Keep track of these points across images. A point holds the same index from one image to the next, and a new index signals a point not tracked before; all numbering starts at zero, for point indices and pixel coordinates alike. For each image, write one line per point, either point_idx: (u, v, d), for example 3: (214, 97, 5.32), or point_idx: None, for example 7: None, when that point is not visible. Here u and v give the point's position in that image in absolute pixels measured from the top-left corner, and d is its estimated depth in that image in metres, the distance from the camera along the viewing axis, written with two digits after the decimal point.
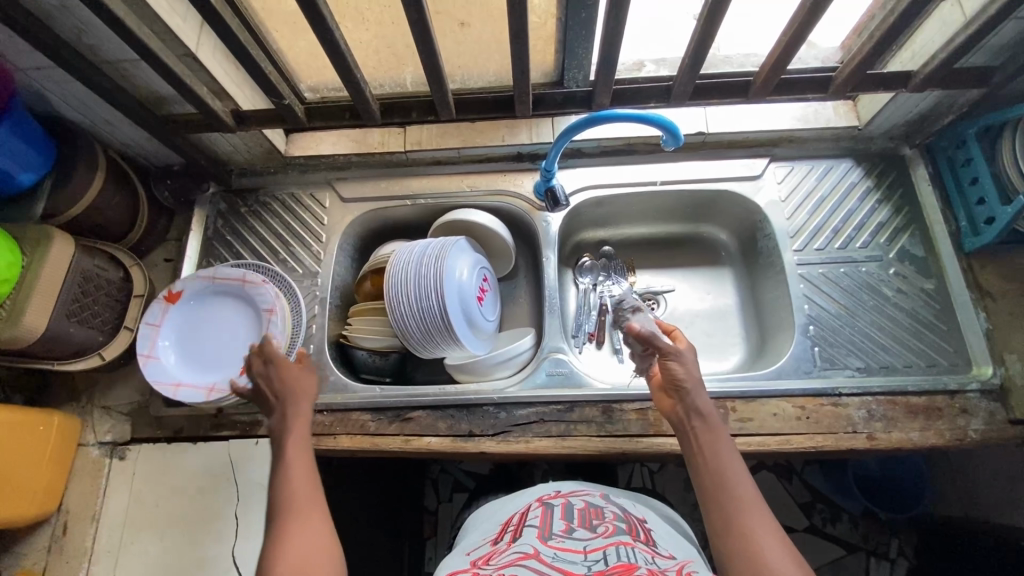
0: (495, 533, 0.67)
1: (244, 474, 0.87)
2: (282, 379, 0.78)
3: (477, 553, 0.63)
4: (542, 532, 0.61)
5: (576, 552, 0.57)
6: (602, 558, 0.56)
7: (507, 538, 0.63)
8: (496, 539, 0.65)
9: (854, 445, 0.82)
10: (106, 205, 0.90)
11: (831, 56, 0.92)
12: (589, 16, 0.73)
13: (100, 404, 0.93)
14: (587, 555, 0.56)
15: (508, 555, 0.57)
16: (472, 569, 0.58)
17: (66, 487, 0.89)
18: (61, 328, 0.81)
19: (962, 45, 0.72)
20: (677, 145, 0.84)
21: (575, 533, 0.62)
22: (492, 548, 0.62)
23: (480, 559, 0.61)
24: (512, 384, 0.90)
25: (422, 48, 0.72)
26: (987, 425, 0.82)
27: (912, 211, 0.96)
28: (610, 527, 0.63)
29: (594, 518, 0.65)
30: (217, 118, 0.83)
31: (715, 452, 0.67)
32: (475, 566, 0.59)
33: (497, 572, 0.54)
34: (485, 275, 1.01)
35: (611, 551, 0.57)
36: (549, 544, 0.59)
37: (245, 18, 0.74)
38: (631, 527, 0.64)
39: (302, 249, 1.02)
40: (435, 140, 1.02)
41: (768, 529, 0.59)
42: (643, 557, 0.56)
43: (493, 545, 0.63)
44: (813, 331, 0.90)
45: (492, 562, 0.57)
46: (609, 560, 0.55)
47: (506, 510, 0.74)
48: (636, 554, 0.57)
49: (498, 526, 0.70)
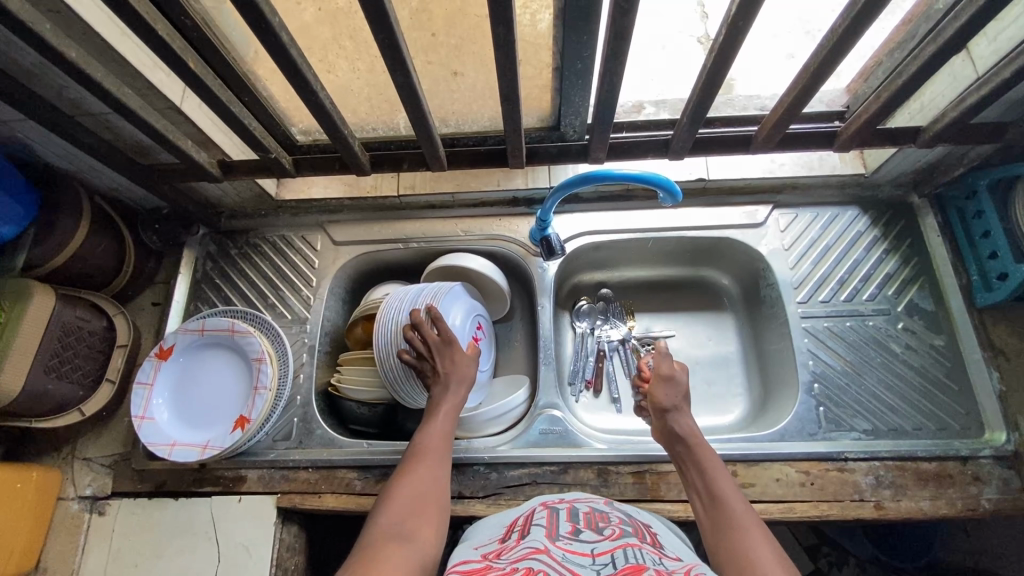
0: (501, 533, 0.60)
1: (225, 533, 0.84)
2: (451, 360, 0.80)
3: (485, 549, 0.55)
4: (550, 531, 0.54)
5: (584, 555, 0.49)
6: (611, 561, 0.47)
7: (515, 536, 0.56)
8: (503, 538, 0.57)
9: (861, 515, 0.78)
10: (91, 252, 0.88)
11: (836, 99, 0.87)
12: (586, 68, 0.68)
13: (82, 455, 0.92)
14: (595, 558, 0.48)
15: (519, 550, 0.50)
16: (483, 562, 0.50)
17: (44, 544, 0.86)
18: (38, 385, 0.79)
19: (974, 105, 0.70)
20: (675, 202, 0.82)
21: (581, 535, 0.54)
22: (500, 545, 0.55)
23: (490, 554, 0.53)
24: (503, 442, 0.87)
25: (410, 105, 0.70)
26: (1002, 495, 0.78)
27: (921, 263, 0.92)
28: (617, 530, 0.56)
29: (600, 521, 0.58)
30: (203, 169, 0.81)
31: (701, 457, 0.70)
32: (484, 560, 0.51)
33: (509, 565, 0.46)
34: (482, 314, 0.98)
35: (619, 554, 0.49)
36: (558, 544, 0.51)
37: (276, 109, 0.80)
38: (638, 531, 0.58)
39: (293, 295, 1.00)
40: (429, 184, 1.00)
41: (758, 537, 0.57)
42: (652, 559, 0.49)
43: (499, 543, 0.56)
44: (818, 390, 0.87)
45: (503, 556, 0.49)
46: (618, 563, 0.47)
47: (510, 515, 0.66)
48: (644, 556, 0.50)
49: (501, 527, 0.62)
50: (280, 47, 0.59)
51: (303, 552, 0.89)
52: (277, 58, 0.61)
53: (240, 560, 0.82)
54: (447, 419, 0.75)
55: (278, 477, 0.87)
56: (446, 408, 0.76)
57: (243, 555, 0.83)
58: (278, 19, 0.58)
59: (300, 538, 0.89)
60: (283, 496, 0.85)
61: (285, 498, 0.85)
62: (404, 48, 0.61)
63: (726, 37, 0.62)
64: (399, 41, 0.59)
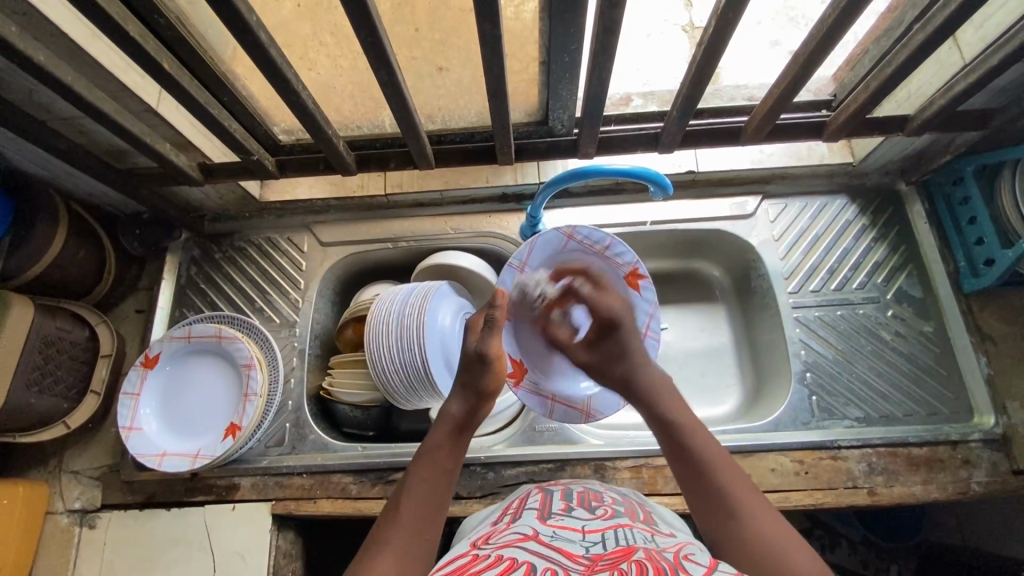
0: (495, 517, 0.59)
1: (219, 540, 0.83)
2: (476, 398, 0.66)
3: (475, 536, 0.54)
4: (541, 512, 0.54)
5: (574, 531, 0.49)
6: (601, 540, 0.47)
7: (506, 519, 0.55)
8: (494, 521, 0.57)
9: (855, 501, 0.79)
10: (70, 260, 0.86)
11: (823, 88, 0.88)
12: (573, 60, 0.66)
13: (69, 469, 0.90)
14: (585, 535, 0.48)
15: (506, 536, 0.48)
16: (469, 551, 0.48)
17: (34, 559, 0.84)
18: (20, 400, 0.77)
19: (962, 92, 0.70)
20: (666, 196, 0.81)
21: (573, 512, 0.54)
22: (491, 530, 0.54)
23: (479, 539, 0.52)
24: (499, 443, 0.87)
25: (395, 103, 0.68)
26: (991, 477, 0.80)
27: (909, 250, 0.93)
28: (609, 510, 0.55)
29: (594, 501, 0.58)
30: (183, 172, 0.79)
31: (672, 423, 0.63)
32: (472, 546, 0.50)
33: (493, 552, 0.45)
34: (505, 278, 0.85)
35: (610, 534, 0.48)
36: (548, 523, 0.51)
37: (239, 92, 0.72)
38: (631, 509, 0.57)
39: (280, 298, 0.98)
40: (417, 183, 0.99)
41: (761, 510, 0.53)
42: (642, 538, 0.48)
43: (491, 527, 0.55)
44: (810, 379, 0.88)
45: (489, 543, 0.48)
46: (608, 543, 0.46)
47: (504, 501, 0.66)
48: (636, 536, 0.49)
49: (497, 511, 0.62)
50: (259, 47, 0.57)
51: (296, 555, 0.88)
52: (256, 59, 0.59)
53: (235, 568, 0.81)
54: (428, 472, 0.59)
55: (272, 483, 0.86)
56: (438, 461, 0.60)
57: (239, 563, 0.81)
58: (256, 17, 0.56)
59: (295, 543, 0.88)
60: (278, 503, 0.84)
61: (279, 504, 0.84)
62: (388, 46, 0.59)
63: (715, 31, 0.61)
64: (382, 40, 0.58)
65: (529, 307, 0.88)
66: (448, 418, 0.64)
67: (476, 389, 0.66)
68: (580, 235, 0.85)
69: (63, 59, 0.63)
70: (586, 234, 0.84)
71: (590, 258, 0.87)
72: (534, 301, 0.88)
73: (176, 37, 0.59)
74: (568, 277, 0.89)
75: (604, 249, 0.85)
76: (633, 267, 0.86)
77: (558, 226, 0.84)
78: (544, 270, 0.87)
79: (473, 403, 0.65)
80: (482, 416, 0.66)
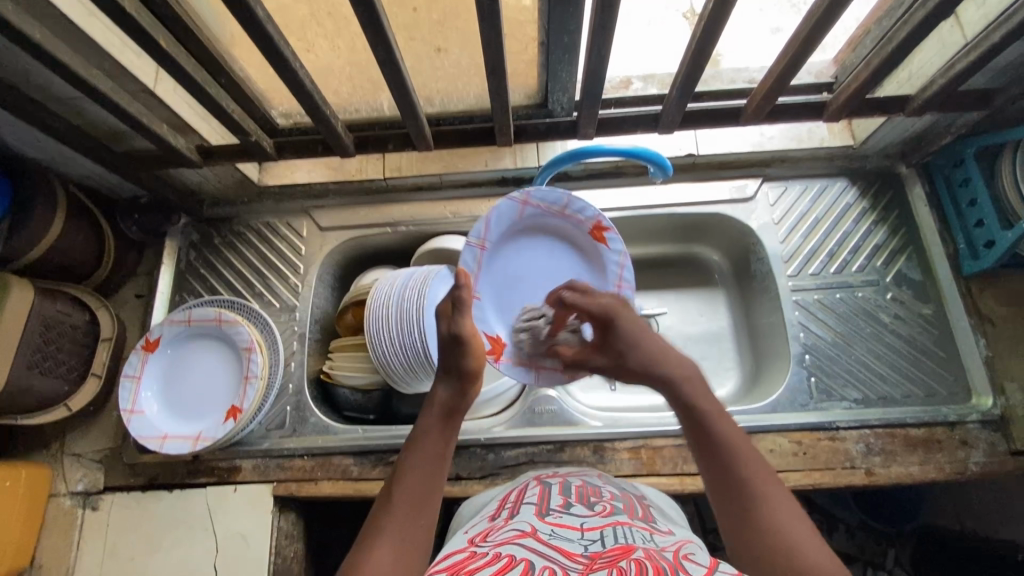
0: (493, 510, 0.60)
1: (221, 521, 0.83)
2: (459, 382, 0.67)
3: (474, 530, 0.54)
4: (540, 508, 0.54)
5: (573, 529, 0.49)
6: (599, 539, 0.47)
7: (505, 514, 0.56)
8: (493, 515, 0.58)
9: (852, 482, 0.80)
10: (69, 244, 0.86)
11: (823, 70, 0.87)
12: (572, 41, 0.66)
13: (70, 451, 0.90)
14: (584, 534, 0.48)
15: (504, 533, 0.49)
16: (468, 547, 0.48)
17: (37, 541, 0.85)
18: (21, 382, 0.78)
19: (964, 71, 0.69)
20: (666, 177, 0.81)
21: (572, 508, 0.54)
22: (489, 525, 0.54)
23: (478, 535, 0.52)
24: (500, 424, 0.87)
25: (393, 83, 0.68)
26: (988, 457, 0.80)
27: (909, 233, 0.93)
28: (607, 507, 0.55)
29: (593, 496, 0.58)
30: (181, 154, 0.79)
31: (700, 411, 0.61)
32: (471, 542, 0.50)
33: (491, 549, 0.45)
34: (465, 259, 0.82)
35: (609, 532, 0.49)
36: (546, 520, 0.51)
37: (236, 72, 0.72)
38: (630, 505, 0.58)
39: (279, 282, 0.98)
40: (416, 165, 0.99)
41: (782, 506, 0.52)
42: (641, 537, 0.48)
43: (488, 522, 0.55)
44: (809, 361, 0.88)
45: (488, 539, 0.48)
46: (607, 541, 0.46)
47: (502, 491, 0.67)
48: (634, 534, 0.49)
49: (495, 504, 0.62)
50: (256, 24, 0.57)
51: (298, 537, 0.89)
52: (253, 37, 0.59)
53: (237, 549, 0.82)
54: (423, 457, 0.59)
55: (273, 465, 0.86)
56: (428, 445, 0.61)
57: (241, 544, 0.82)
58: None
59: (296, 525, 0.88)
60: (280, 484, 0.85)
61: (281, 486, 0.85)
62: (385, 24, 0.59)
63: (715, 8, 0.60)
64: (379, 16, 0.57)
65: (498, 278, 0.86)
66: (436, 404, 0.65)
67: (459, 371, 0.67)
68: (536, 200, 0.83)
69: (59, 38, 0.63)
70: (541, 196, 0.83)
71: (551, 220, 0.86)
72: (501, 271, 0.86)
73: (172, 15, 0.59)
74: (533, 243, 0.87)
75: (562, 209, 0.84)
76: (596, 219, 0.84)
77: (509, 196, 0.83)
78: (506, 240, 0.85)
79: (458, 389, 0.66)
80: (468, 401, 0.67)
